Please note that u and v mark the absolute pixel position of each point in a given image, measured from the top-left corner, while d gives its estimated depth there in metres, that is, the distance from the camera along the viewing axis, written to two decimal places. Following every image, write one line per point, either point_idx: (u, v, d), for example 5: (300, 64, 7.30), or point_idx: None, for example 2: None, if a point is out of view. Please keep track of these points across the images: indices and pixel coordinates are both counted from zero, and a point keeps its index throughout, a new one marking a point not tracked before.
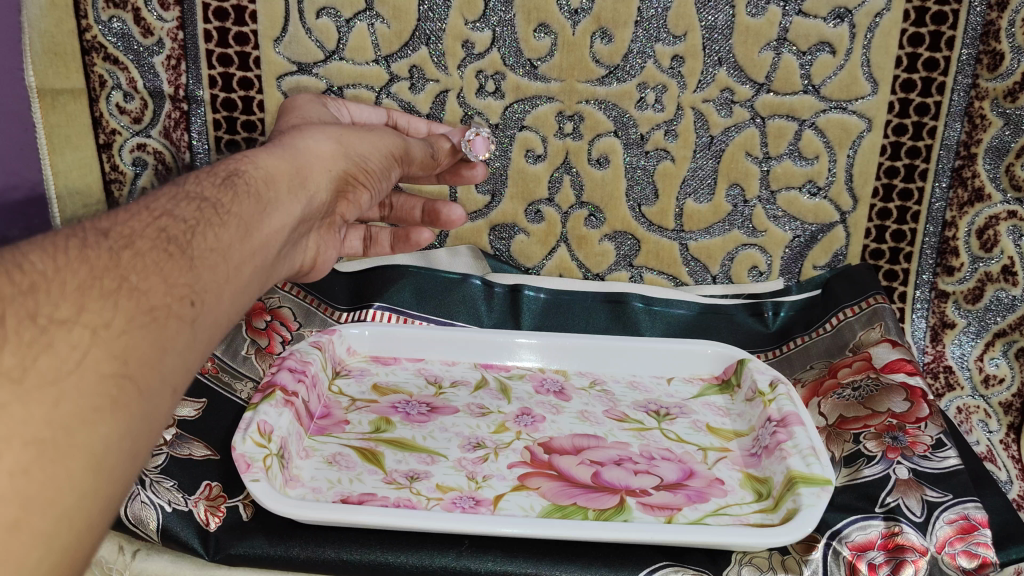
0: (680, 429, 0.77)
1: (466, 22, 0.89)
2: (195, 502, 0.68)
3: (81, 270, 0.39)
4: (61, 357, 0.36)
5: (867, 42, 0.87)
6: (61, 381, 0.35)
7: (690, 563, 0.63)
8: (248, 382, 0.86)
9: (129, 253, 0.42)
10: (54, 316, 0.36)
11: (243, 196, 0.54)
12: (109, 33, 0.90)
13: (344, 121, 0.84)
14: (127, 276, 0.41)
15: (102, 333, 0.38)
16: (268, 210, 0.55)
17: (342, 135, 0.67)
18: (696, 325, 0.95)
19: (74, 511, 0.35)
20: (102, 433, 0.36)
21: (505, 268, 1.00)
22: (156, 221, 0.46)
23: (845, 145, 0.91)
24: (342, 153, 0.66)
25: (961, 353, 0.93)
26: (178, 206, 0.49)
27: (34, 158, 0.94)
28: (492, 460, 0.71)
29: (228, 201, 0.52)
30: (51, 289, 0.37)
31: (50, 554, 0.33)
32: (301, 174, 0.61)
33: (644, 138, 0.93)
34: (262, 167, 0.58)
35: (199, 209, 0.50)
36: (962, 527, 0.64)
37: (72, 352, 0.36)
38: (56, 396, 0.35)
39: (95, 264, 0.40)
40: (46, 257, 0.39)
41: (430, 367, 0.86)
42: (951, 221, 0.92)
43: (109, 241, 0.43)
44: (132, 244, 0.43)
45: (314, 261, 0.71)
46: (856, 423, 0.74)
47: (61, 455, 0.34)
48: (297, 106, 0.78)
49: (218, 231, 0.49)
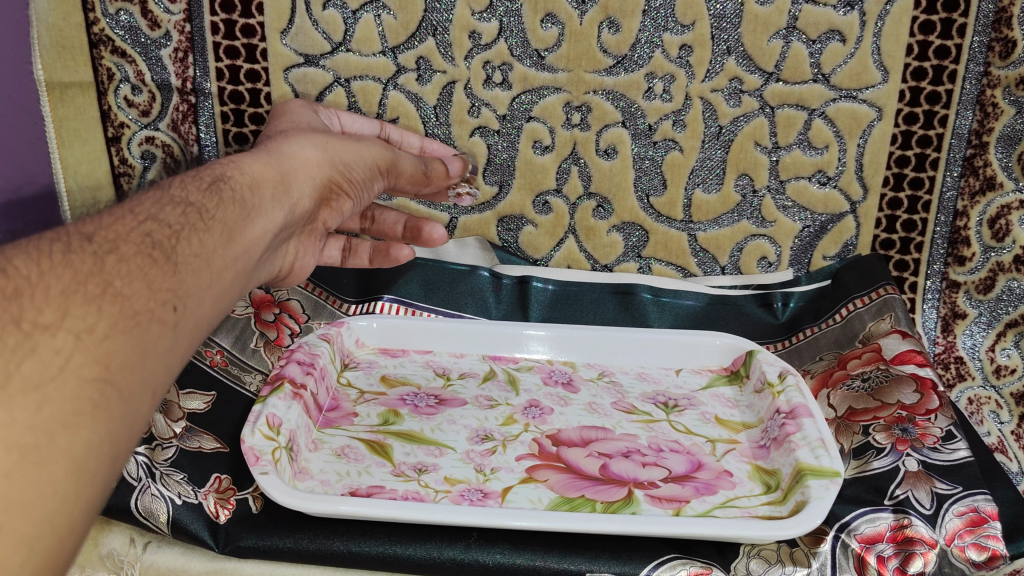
0: (688, 420, 0.77)
1: (472, 13, 0.89)
2: (205, 495, 0.69)
3: (64, 275, 0.40)
4: (45, 363, 0.36)
5: (877, 29, 0.86)
6: (45, 385, 0.36)
7: (697, 556, 0.63)
8: (257, 374, 0.86)
9: (113, 258, 0.43)
10: (38, 321, 0.37)
11: (229, 201, 0.54)
12: (117, 26, 0.90)
13: (334, 129, 0.87)
14: (111, 281, 0.41)
15: (85, 338, 0.38)
16: (252, 216, 0.55)
17: (328, 143, 0.67)
18: (703, 317, 0.95)
19: (56, 516, 0.35)
20: (84, 439, 0.37)
21: (513, 260, 1.00)
22: (141, 226, 0.46)
23: (855, 134, 0.91)
24: (328, 160, 0.66)
25: (973, 343, 0.92)
26: (164, 211, 0.49)
27: (45, 152, 0.95)
28: (500, 452, 0.72)
29: (212, 207, 0.52)
30: (35, 294, 0.38)
31: (33, 558, 0.34)
32: (285, 180, 0.61)
33: (651, 129, 0.92)
34: (248, 173, 0.58)
35: (183, 214, 0.50)
36: (972, 519, 0.64)
37: (56, 356, 0.36)
38: (38, 401, 0.35)
39: (79, 269, 0.40)
40: (30, 262, 0.39)
41: (439, 359, 0.87)
42: (962, 210, 0.91)
43: (93, 245, 0.43)
44: (116, 248, 0.43)
45: (292, 266, 0.71)
46: (866, 415, 0.74)
47: (42, 459, 0.35)
48: (288, 110, 0.81)
49: (202, 237, 0.49)
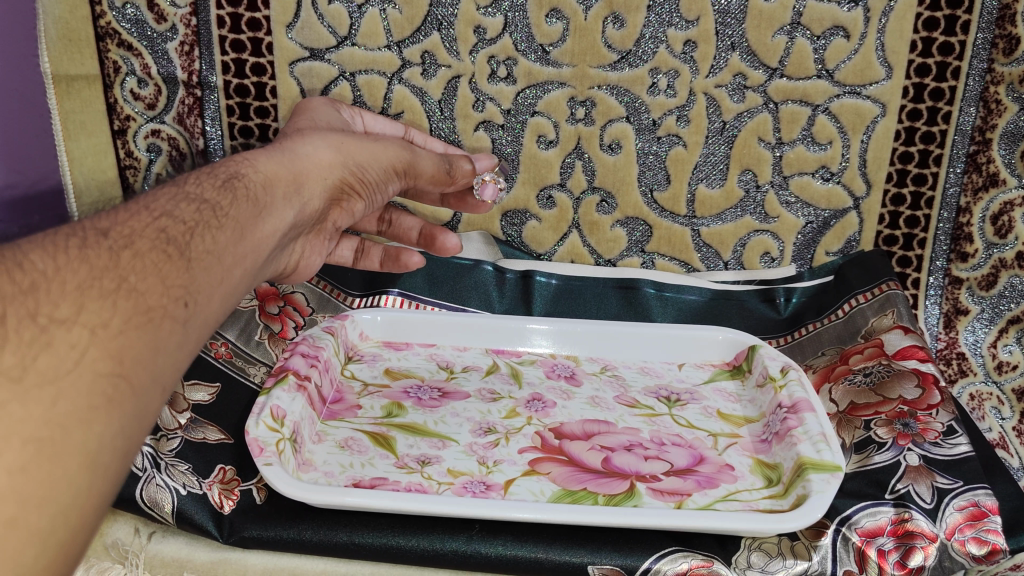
0: (691, 414, 0.78)
1: (477, 8, 0.89)
2: (210, 485, 0.70)
3: (81, 270, 0.40)
4: (60, 357, 0.36)
5: (881, 26, 0.86)
6: (60, 380, 0.36)
7: (699, 549, 0.64)
8: (261, 366, 0.86)
9: (128, 253, 0.43)
10: (54, 315, 0.37)
11: (242, 200, 0.54)
12: (123, 19, 0.91)
13: (355, 129, 0.87)
14: (126, 276, 0.42)
15: (100, 333, 0.38)
16: (263, 215, 0.56)
17: (343, 143, 0.67)
18: (706, 312, 0.95)
19: (69, 509, 0.35)
20: (97, 432, 0.37)
21: (516, 255, 1.00)
22: (155, 222, 0.47)
23: (859, 131, 0.91)
24: (341, 162, 0.66)
25: (975, 339, 0.92)
26: (178, 207, 0.49)
27: (50, 144, 0.95)
28: (503, 445, 0.72)
29: (226, 204, 0.53)
30: (51, 288, 0.38)
31: (45, 551, 0.34)
32: (298, 180, 0.61)
33: (656, 124, 0.93)
34: (262, 171, 0.58)
35: (198, 211, 0.50)
36: (972, 513, 0.64)
37: (71, 351, 0.37)
38: (53, 395, 0.35)
39: (95, 264, 0.41)
40: (46, 257, 0.39)
41: (442, 352, 0.87)
42: (965, 207, 0.91)
43: (109, 241, 0.43)
44: (132, 244, 0.44)
45: (298, 264, 0.72)
46: (868, 410, 0.74)
47: (56, 453, 0.35)
48: (310, 107, 0.82)
49: (215, 234, 0.50)
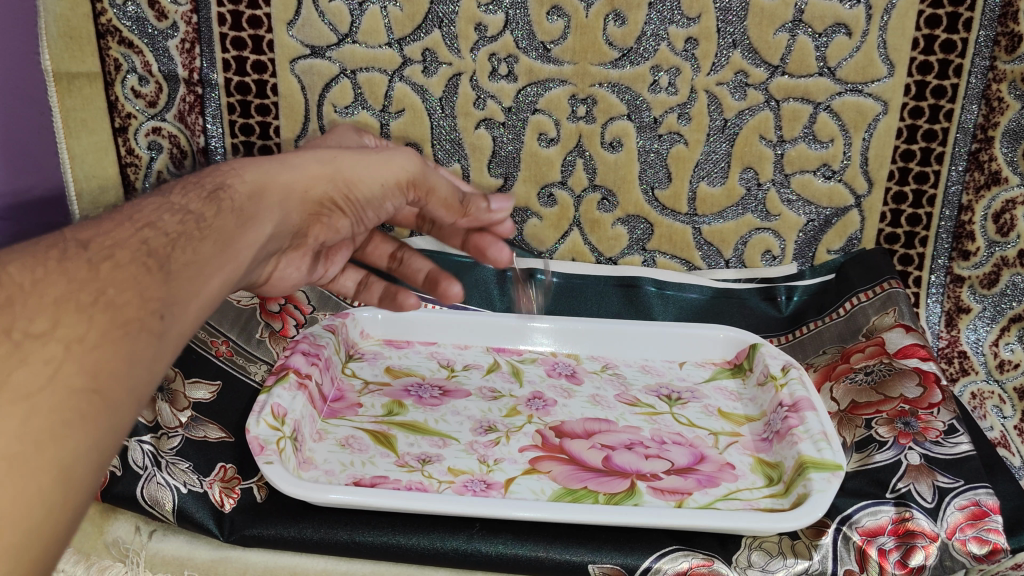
0: (692, 413, 0.78)
1: (478, 5, 0.89)
2: (210, 484, 0.70)
3: (58, 281, 0.34)
4: (32, 373, 0.31)
5: (883, 23, 0.86)
6: (31, 397, 0.31)
7: (699, 547, 0.64)
8: (262, 364, 0.86)
9: (108, 264, 0.37)
10: (28, 329, 0.32)
11: (227, 211, 0.46)
12: (124, 16, 0.91)
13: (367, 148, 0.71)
14: (104, 288, 0.35)
15: (74, 348, 0.33)
16: (249, 225, 0.47)
17: (334, 154, 0.57)
18: (709, 310, 0.96)
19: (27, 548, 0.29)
20: (65, 454, 0.31)
21: (517, 252, 1.00)
22: (138, 232, 0.40)
23: (860, 128, 0.91)
24: (327, 174, 0.55)
25: (977, 338, 0.92)
26: (163, 217, 0.43)
27: (52, 142, 0.95)
28: (504, 443, 0.72)
29: (211, 216, 0.45)
30: (25, 301, 0.33)
31: None
32: (263, 191, 0.50)
33: (657, 122, 0.92)
34: (250, 180, 0.50)
35: (182, 221, 0.43)
36: (972, 513, 0.64)
37: (45, 365, 0.32)
38: (23, 412, 0.30)
39: (73, 275, 0.35)
40: (21, 267, 0.34)
41: (443, 350, 0.87)
42: (967, 204, 0.91)
43: (87, 251, 0.37)
44: (112, 255, 0.37)
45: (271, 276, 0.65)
46: (868, 409, 0.74)
47: (15, 479, 0.29)
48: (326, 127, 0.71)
49: (197, 245, 0.42)
